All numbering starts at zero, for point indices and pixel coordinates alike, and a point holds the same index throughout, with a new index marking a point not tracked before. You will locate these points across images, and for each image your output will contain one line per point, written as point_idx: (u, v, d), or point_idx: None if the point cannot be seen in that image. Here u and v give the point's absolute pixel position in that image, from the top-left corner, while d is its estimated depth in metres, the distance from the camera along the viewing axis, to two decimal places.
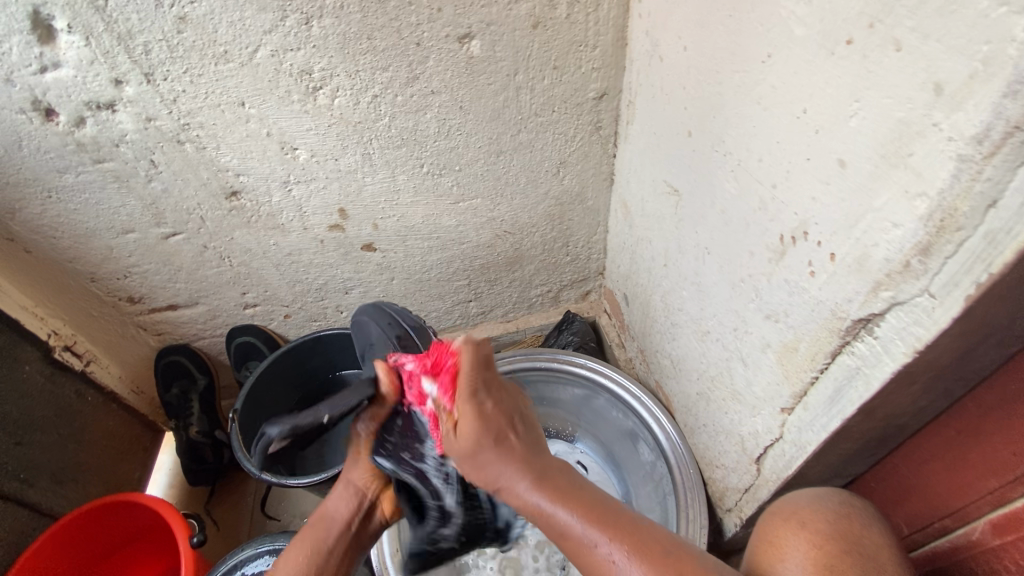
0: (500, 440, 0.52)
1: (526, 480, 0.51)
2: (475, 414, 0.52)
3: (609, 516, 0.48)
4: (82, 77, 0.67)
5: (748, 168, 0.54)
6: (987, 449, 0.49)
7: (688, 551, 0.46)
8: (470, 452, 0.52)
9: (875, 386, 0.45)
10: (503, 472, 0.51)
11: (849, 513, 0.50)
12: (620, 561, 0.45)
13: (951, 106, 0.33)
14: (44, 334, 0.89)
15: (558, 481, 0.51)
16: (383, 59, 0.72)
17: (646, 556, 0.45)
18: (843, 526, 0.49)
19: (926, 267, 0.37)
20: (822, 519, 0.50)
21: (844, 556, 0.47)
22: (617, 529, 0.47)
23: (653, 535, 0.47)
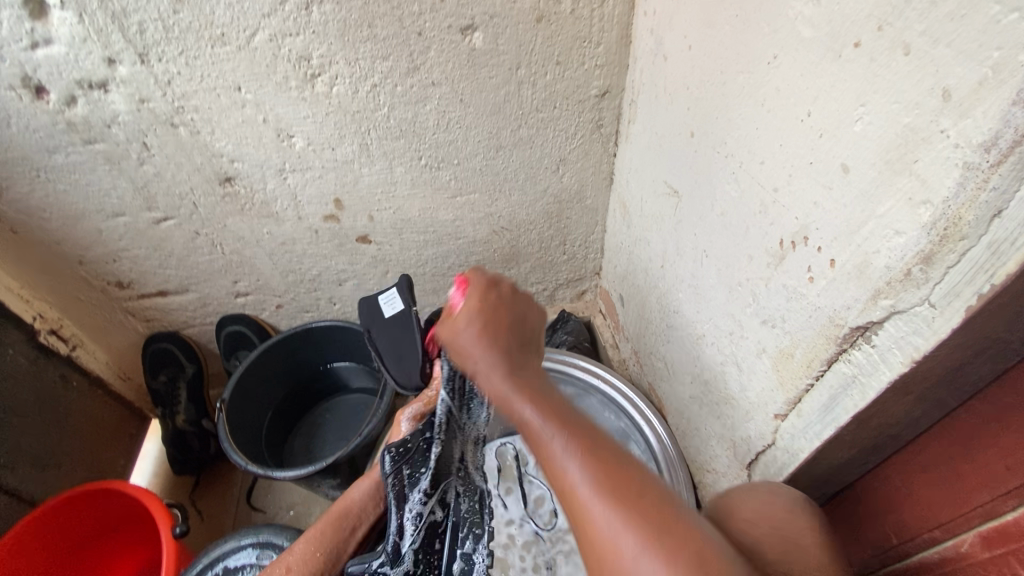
0: (492, 333, 0.49)
1: (500, 373, 0.47)
2: (477, 308, 0.50)
3: (569, 420, 0.43)
4: (74, 55, 0.66)
5: (750, 171, 0.54)
6: (980, 461, 0.49)
7: (644, 473, 0.41)
8: (460, 343, 0.49)
9: (871, 396, 0.44)
10: (480, 362, 0.48)
11: (779, 498, 0.48)
12: (564, 460, 0.41)
13: (958, 113, 0.32)
14: (28, 317, 0.87)
15: (531, 379, 0.47)
16: (384, 48, 0.71)
17: (596, 464, 0.40)
18: (769, 509, 0.46)
19: (928, 276, 0.36)
20: (750, 506, 0.47)
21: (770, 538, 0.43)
22: (575, 434, 0.42)
23: (610, 448, 0.42)
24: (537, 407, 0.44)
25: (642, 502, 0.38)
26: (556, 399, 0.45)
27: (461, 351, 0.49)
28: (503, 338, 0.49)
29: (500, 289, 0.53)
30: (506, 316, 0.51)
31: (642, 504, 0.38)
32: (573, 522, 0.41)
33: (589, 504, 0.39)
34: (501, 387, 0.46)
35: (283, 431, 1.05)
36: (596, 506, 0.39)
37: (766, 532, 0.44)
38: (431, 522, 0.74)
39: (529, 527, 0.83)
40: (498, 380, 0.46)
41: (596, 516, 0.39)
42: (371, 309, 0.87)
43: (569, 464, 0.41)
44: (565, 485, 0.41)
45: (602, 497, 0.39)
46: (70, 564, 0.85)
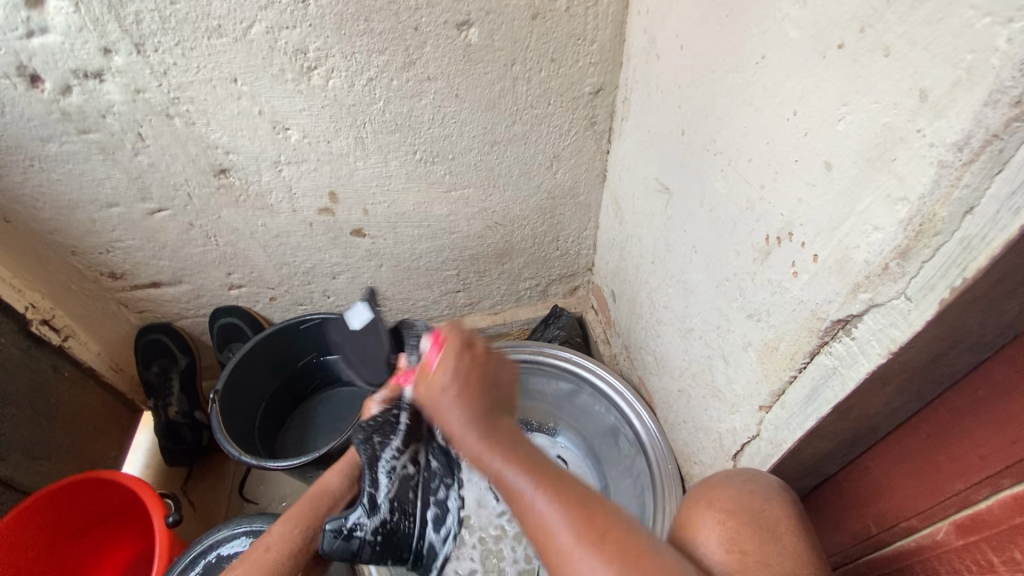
0: (467, 392, 0.51)
1: (475, 426, 0.49)
2: (461, 367, 0.52)
3: (544, 470, 0.46)
4: (70, 44, 0.66)
5: (738, 169, 0.55)
6: (955, 451, 0.50)
7: (616, 513, 0.43)
8: (440, 401, 0.51)
9: (851, 386, 0.45)
10: (456, 415, 0.50)
11: (754, 488, 0.49)
12: (543, 508, 0.43)
13: (934, 113, 0.33)
14: (20, 306, 0.87)
15: (505, 431, 0.50)
16: (380, 42, 0.71)
17: (572, 509, 0.43)
18: (744, 500, 0.48)
19: (904, 270, 0.38)
20: (727, 496, 0.49)
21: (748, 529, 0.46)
22: (545, 479, 0.45)
23: (582, 493, 0.44)
24: (513, 459, 0.47)
25: (621, 546, 0.40)
26: (530, 451, 0.48)
27: (440, 413, 0.51)
28: (478, 387, 0.52)
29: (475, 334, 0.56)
30: (479, 369, 0.53)
31: (622, 547, 0.40)
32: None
33: (573, 556, 0.41)
34: (478, 445, 0.48)
35: (276, 422, 1.06)
36: (580, 555, 0.40)
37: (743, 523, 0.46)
38: (404, 475, 0.74)
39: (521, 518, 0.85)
40: (472, 433, 0.49)
41: (582, 566, 0.40)
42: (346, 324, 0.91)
43: (547, 513, 0.43)
44: (545, 539, 0.43)
45: (584, 543, 0.41)
46: (62, 553, 0.85)
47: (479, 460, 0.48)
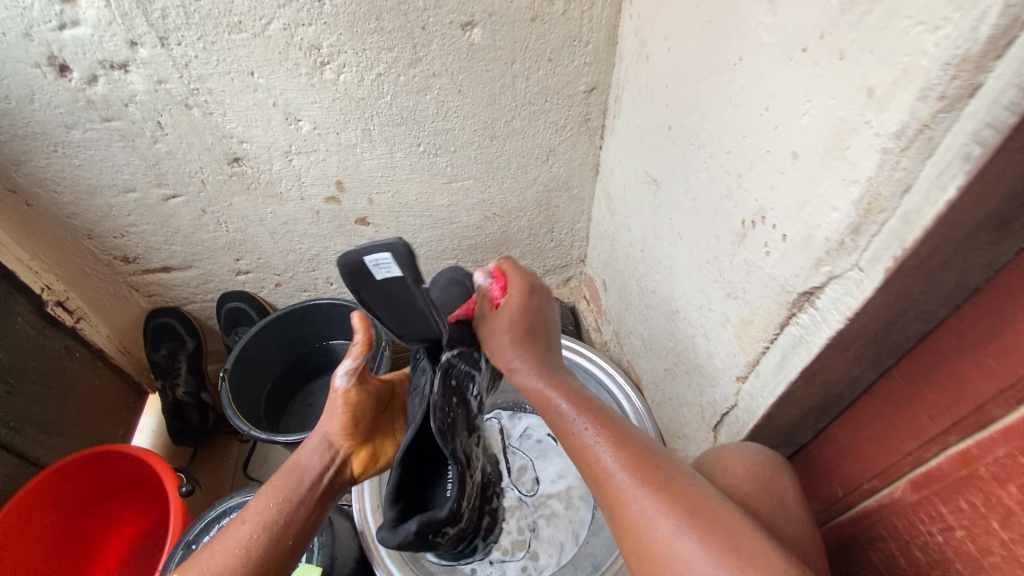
0: (527, 343, 0.65)
1: (543, 378, 0.62)
2: (518, 307, 0.66)
3: (619, 436, 0.53)
4: (99, 36, 0.70)
5: (719, 160, 0.61)
6: (909, 414, 0.56)
7: (671, 462, 0.50)
8: (500, 340, 0.65)
9: (814, 351, 0.51)
10: (526, 367, 0.63)
11: (763, 459, 0.59)
12: (603, 453, 0.52)
13: (879, 107, 0.39)
14: (37, 288, 0.92)
15: (578, 394, 0.60)
16: (389, 40, 0.76)
17: (630, 457, 0.51)
18: (758, 470, 0.57)
19: (857, 244, 0.43)
20: (739, 463, 0.58)
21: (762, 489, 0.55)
22: (628, 453, 0.51)
23: (642, 446, 0.52)
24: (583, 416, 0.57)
25: (669, 487, 0.47)
26: (599, 411, 0.57)
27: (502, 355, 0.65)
28: (539, 352, 0.65)
29: (532, 289, 0.68)
30: (533, 321, 0.66)
31: (670, 489, 0.47)
32: (611, 514, 0.49)
33: (625, 491, 0.48)
34: (553, 398, 0.60)
35: (281, 404, 1.10)
36: (632, 493, 0.48)
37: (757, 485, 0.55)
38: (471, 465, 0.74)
39: (514, 494, 0.99)
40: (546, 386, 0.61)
41: (631, 502, 0.47)
42: (356, 271, 0.56)
43: (610, 463, 0.51)
44: (604, 480, 0.51)
45: (637, 483, 0.48)
46: (77, 526, 0.89)
47: (550, 412, 0.60)
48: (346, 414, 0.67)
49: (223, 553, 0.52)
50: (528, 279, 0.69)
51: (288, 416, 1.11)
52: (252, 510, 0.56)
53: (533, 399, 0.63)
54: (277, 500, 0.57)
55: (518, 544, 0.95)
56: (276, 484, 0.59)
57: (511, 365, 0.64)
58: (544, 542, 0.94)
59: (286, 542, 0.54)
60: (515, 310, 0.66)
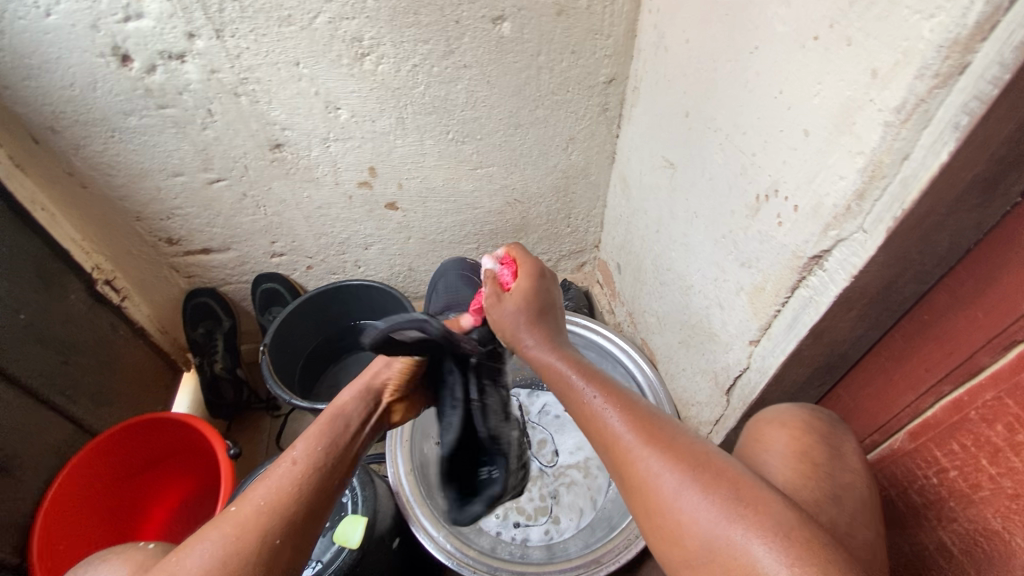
0: (537, 322, 0.67)
1: (554, 353, 0.64)
2: (529, 288, 0.69)
3: (622, 399, 0.56)
4: (160, 28, 0.76)
5: (734, 141, 0.67)
6: (908, 370, 0.62)
7: (673, 424, 0.53)
8: (512, 319, 0.67)
9: (823, 309, 0.57)
10: (536, 344, 0.65)
11: (822, 418, 0.60)
12: (610, 417, 0.54)
13: (883, 86, 0.45)
14: (88, 267, 0.98)
15: (582, 363, 0.62)
16: (426, 33, 0.82)
17: (634, 421, 0.53)
18: (816, 426, 0.59)
19: (862, 208, 0.49)
20: (798, 418, 0.59)
21: (817, 444, 0.56)
22: (634, 415, 0.54)
23: (645, 410, 0.55)
24: (588, 383, 0.59)
25: (674, 446, 0.50)
26: (602, 378, 0.59)
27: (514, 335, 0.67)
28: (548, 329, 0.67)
29: (541, 273, 0.72)
30: (543, 302, 0.69)
31: (674, 447, 0.49)
32: (618, 473, 0.52)
33: (631, 452, 0.51)
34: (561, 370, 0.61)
35: (312, 380, 1.16)
36: (638, 454, 0.50)
37: (814, 440, 0.57)
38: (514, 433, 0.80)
39: (535, 465, 1.05)
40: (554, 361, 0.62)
41: (639, 462, 0.50)
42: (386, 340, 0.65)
43: (616, 424, 0.53)
44: (611, 443, 0.53)
45: (642, 443, 0.51)
46: (123, 491, 0.93)
47: (558, 384, 0.61)
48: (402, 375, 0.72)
49: (269, 489, 0.52)
50: (536, 264, 0.73)
51: (318, 392, 1.16)
52: (300, 450, 0.57)
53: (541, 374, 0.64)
54: (321, 446, 0.58)
55: (540, 510, 1.01)
56: (323, 426, 0.61)
57: (522, 344, 0.66)
58: (565, 508, 1.00)
59: (327, 492, 0.55)
60: (526, 292, 0.69)
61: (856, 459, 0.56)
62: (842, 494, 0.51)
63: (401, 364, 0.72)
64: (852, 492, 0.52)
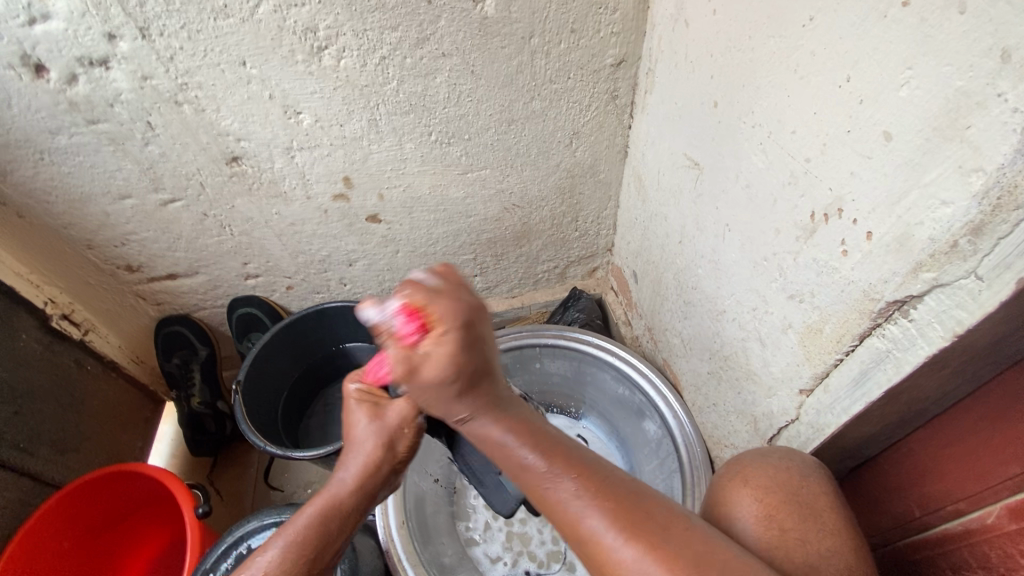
0: (470, 387, 0.51)
1: (498, 427, 0.52)
2: (452, 358, 0.47)
3: (593, 482, 0.47)
4: (73, 30, 0.63)
5: (779, 141, 0.52)
6: (1013, 435, 0.48)
7: (662, 507, 0.46)
8: (431, 390, 0.50)
9: (906, 370, 0.43)
10: (477, 415, 0.52)
11: (791, 467, 0.53)
12: (583, 506, 0.46)
13: (1018, 76, 0.30)
14: (39, 302, 0.87)
15: (539, 436, 0.51)
16: (393, 18, 0.68)
17: (616, 511, 0.45)
18: (784, 480, 0.51)
19: (976, 248, 0.35)
20: (764, 474, 0.52)
21: (785, 506, 0.49)
22: (608, 502, 0.46)
23: (626, 489, 0.47)
24: (550, 465, 0.49)
25: (668, 542, 0.43)
26: (566, 452, 0.50)
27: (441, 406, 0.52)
28: (485, 393, 0.52)
29: (468, 324, 0.47)
30: (477, 361, 0.50)
31: (667, 545, 0.43)
32: (597, 568, 0.45)
33: (615, 551, 0.44)
34: (512, 445, 0.51)
35: (297, 412, 1.06)
36: (625, 554, 0.43)
37: (781, 499, 0.50)
38: None
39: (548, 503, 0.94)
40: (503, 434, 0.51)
41: (627, 565, 0.43)
42: None
43: (589, 516, 0.46)
44: (584, 534, 0.46)
45: (629, 542, 0.43)
46: (93, 544, 0.87)
47: (510, 460, 0.51)
48: (404, 439, 0.59)
49: None
50: (459, 305, 0.47)
51: (304, 424, 1.06)
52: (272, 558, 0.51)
53: (484, 445, 0.54)
54: (300, 558, 0.51)
55: (554, 555, 0.91)
56: (308, 538, 0.52)
57: (457, 416, 0.53)
58: None
59: None
60: (448, 361, 0.47)
61: (830, 519, 0.49)
62: (816, 563, 0.47)
63: (405, 441, 0.59)
64: (826, 563, 0.46)
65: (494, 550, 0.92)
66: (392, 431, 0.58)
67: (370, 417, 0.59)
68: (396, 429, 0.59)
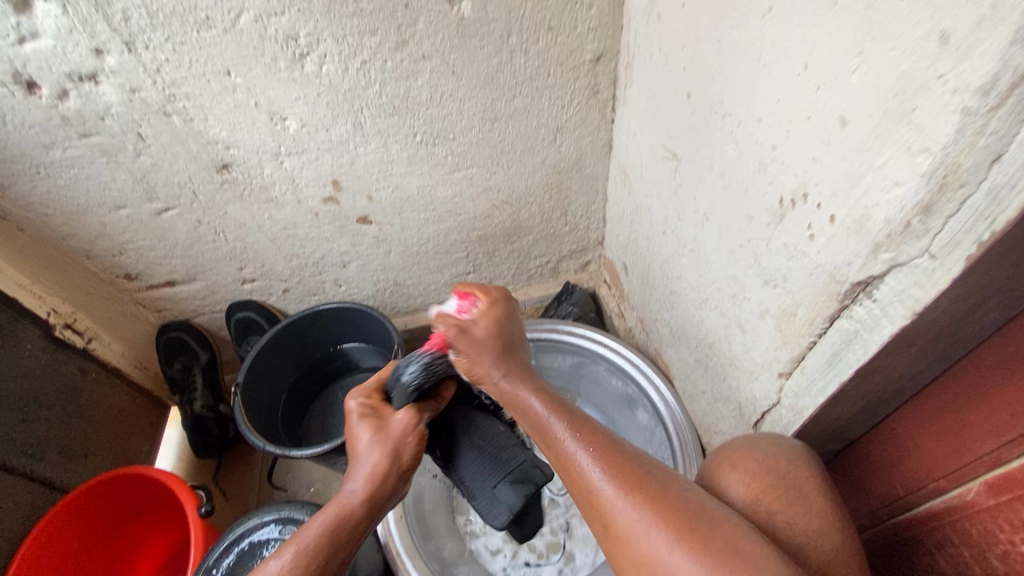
0: (506, 353, 0.56)
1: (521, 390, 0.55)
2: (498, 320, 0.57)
3: (603, 439, 0.49)
4: (61, 47, 0.65)
5: (748, 130, 0.53)
6: (985, 410, 0.49)
7: (660, 470, 0.47)
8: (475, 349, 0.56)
9: (873, 350, 0.44)
10: (502, 378, 0.56)
11: (779, 451, 0.52)
12: (588, 465, 0.47)
13: (957, 57, 0.31)
14: (42, 312, 0.89)
15: (559, 402, 0.54)
16: (371, 23, 0.69)
17: (617, 468, 0.46)
18: (772, 464, 0.51)
19: (928, 227, 0.36)
20: (752, 458, 0.52)
21: (772, 489, 0.50)
22: (609, 459, 0.47)
23: (628, 451, 0.49)
24: (566, 424, 0.51)
25: (664, 500, 0.43)
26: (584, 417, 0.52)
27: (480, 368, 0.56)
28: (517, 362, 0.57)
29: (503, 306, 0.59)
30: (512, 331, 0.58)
31: (663, 500, 0.43)
32: (600, 527, 0.46)
33: (613, 502, 0.45)
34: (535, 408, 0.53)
35: (297, 413, 1.08)
36: (622, 508, 0.44)
37: (768, 484, 0.50)
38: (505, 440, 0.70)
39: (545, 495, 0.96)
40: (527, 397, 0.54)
41: (622, 516, 0.44)
42: None
43: (591, 470, 0.47)
44: (587, 494, 0.47)
45: (626, 495, 0.44)
46: (103, 545, 0.90)
47: (534, 424, 0.53)
48: (412, 446, 0.62)
49: None
50: (498, 293, 0.60)
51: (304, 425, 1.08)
52: (283, 564, 0.52)
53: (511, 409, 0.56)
54: (311, 563, 0.52)
55: (552, 546, 0.92)
56: (318, 545, 0.53)
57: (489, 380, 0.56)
58: (580, 542, 0.91)
59: None
60: (492, 325, 0.57)
61: (818, 501, 0.50)
62: (804, 545, 0.47)
63: (412, 447, 0.62)
64: (814, 544, 0.47)
65: (494, 543, 0.93)
66: (399, 439, 0.61)
67: (375, 432, 0.61)
68: (401, 439, 0.61)
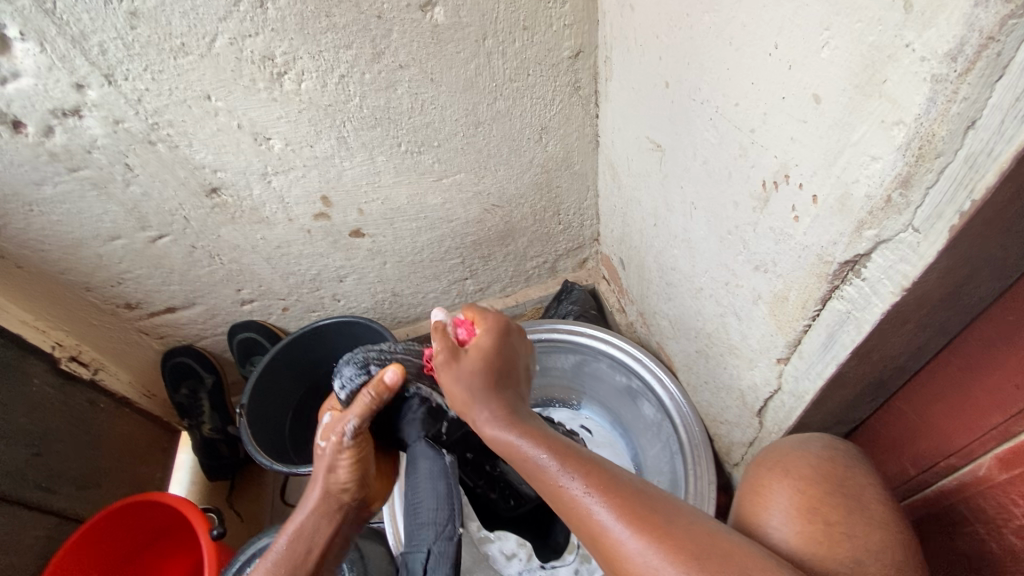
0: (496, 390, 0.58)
1: (513, 429, 0.54)
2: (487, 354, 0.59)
3: (601, 477, 0.48)
4: (43, 85, 0.66)
5: (726, 115, 0.52)
6: (990, 383, 0.47)
7: (665, 503, 0.46)
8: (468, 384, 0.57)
9: (866, 329, 0.43)
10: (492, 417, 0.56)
11: (834, 456, 0.52)
12: (593, 507, 0.46)
13: (922, 24, 0.30)
14: (47, 346, 0.90)
15: (547, 437, 0.53)
16: (346, 37, 0.69)
17: (623, 506, 0.46)
18: (827, 470, 0.51)
19: (908, 200, 0.35)
20: (805, 465, 0.51)
21: (830, 498, 0.48)
22: (612, 497, 0.46)
23: (631, 487, 0.48)
24: (561, 463, 0.50)
25: (669, 530, 0.43)
26: (578, 453, 0.51)
27: (466, 404, 0.57)
28: (506, 399, 0.58)
29: (503, 331, 0.62)
30: (505, 360, 0.61)
31: (673, 535, 0.43)
32: (609, 566, 0.45)
33: (623, 543, 0.44)
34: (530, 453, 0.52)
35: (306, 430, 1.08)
36: (632, 547, 0.44)
37: (825, 492, 0.49)
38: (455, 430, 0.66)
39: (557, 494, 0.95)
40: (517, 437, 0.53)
41: (634, 557, 0.43)
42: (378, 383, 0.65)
43: (597, 508, 0.46)
44: (594, 535, 0.46)
45: (638, 535, 0.44)
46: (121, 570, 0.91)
47: (528, 468, 0.52)
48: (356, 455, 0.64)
49: None
50: (496, 318, 0.63)
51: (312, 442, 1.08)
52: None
53: (500, 448, 0.55)
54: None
55: (567, 546, 0.91)
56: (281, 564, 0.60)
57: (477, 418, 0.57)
58: None
59: None
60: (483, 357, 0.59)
61: (865, 504, 0.48)
62: (864, 559, 0.45)
63: (348, 460, 0.64)
64: (874, 558, 0.45)
65: (508, 548, 0.91)
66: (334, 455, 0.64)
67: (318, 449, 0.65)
68: (336, 453, 0.64)
